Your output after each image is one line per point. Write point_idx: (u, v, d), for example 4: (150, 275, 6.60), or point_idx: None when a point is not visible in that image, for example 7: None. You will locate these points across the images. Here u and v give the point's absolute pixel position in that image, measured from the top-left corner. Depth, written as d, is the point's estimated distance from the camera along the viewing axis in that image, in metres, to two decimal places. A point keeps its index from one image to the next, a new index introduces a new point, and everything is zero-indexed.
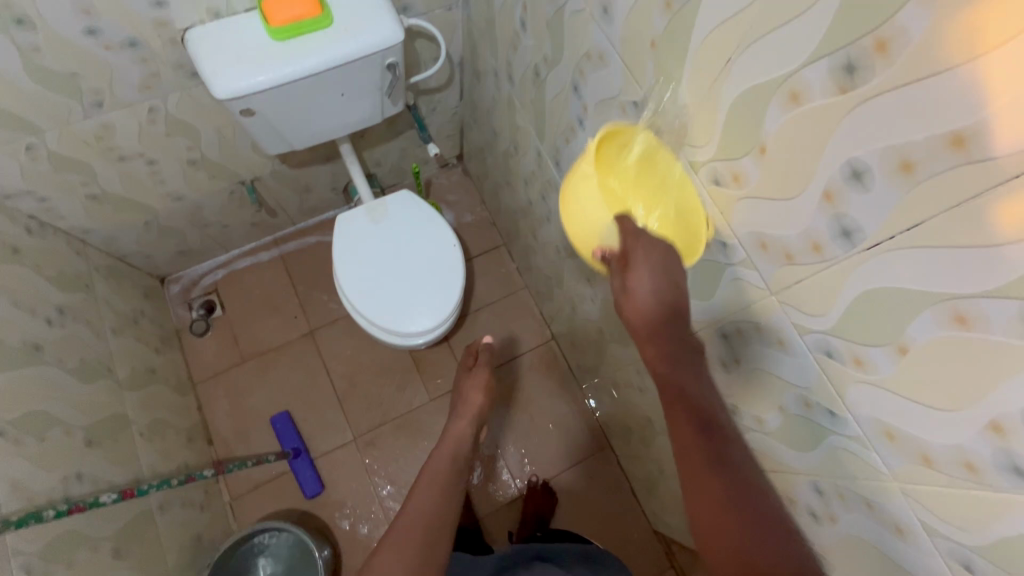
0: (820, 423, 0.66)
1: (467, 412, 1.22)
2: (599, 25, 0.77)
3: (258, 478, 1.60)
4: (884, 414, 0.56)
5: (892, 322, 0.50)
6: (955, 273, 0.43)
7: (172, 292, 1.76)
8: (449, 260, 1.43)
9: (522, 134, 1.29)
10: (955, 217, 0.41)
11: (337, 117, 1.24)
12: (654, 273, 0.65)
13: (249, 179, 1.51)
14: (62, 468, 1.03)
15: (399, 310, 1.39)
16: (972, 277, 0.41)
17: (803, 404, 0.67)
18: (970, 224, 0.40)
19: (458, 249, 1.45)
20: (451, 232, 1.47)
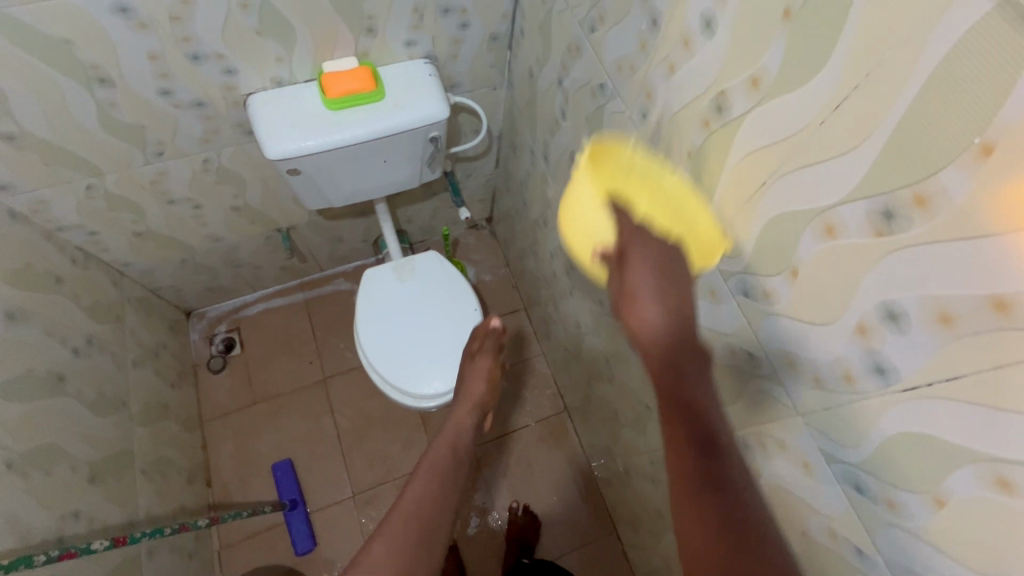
0: (847, 559, 0.62)
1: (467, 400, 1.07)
2: (637, 128, 0.80)
3: (250, 527, 1.56)
4: (919, 565, 0.52)
5: (930, 471, 0.48)
6: (999, 435, 0.41)
7: (196, 326, 1.80)
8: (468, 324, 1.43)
9: (553, 210, 1.32)
10: (998, 378, 0.40)
11: (377, 180, 1.30)
12: (653, 286, 0.56)
13: (285, 228, 1.56)
14: (61, 505, 1.02)
15: (412, 371, 1.39)
16: (1016, 443, 0.40)
17: (829, 535, 0.64)
18: (1015, 389, 0.39)
19: (479, 314, 1.45)
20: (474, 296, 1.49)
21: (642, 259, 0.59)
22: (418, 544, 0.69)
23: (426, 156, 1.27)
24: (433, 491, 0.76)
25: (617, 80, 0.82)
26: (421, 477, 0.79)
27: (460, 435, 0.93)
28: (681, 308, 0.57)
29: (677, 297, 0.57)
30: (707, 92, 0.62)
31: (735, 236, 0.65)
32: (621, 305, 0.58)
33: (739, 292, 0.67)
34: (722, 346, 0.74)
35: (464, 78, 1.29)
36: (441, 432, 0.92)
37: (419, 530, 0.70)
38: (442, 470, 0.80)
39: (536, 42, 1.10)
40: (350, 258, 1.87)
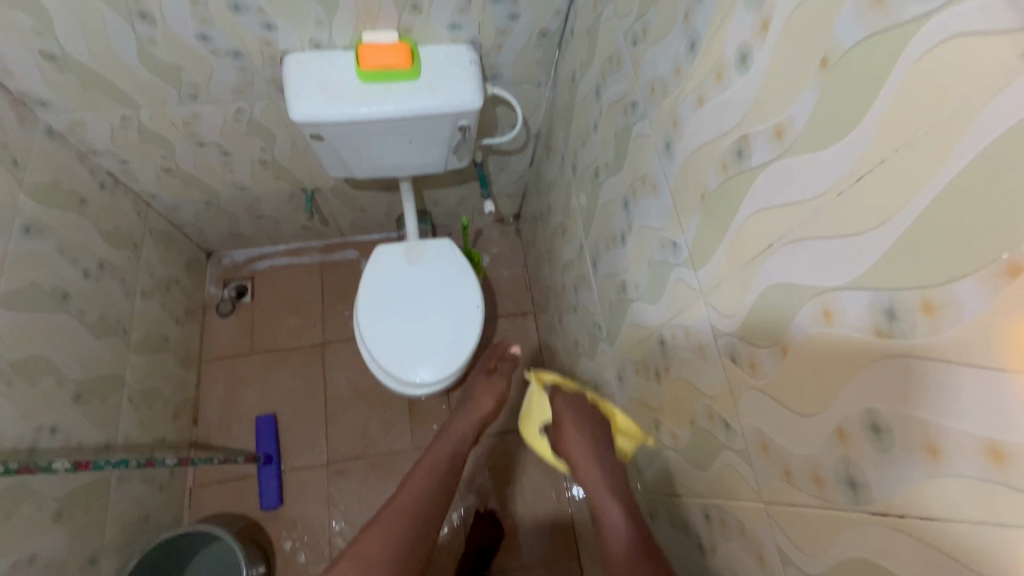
0: None
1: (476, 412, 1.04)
2: (659, 156, 0.74)
3: (224, 472, 1.59)
4: None
5: None
6: None
7: (214, 268, 1.85)
8: (463, 316, 1.41)
9: (573, 222, 1.28)
10: (978, 534, 0.33)
11: (401, 159, 1.28)
12: (580, 435, 0.89)
13: (310, 189, 1.57)
14: (40, 418, 1.06)
15: (401, 357, 1.37)
16: None
17: None
18: (996, 553, 0.33)
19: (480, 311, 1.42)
20: (479, 293, 1.46)
21: (567, 406, 0.94)
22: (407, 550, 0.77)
23: (453, 143, 1.24)
24: (431, 497, 0.84)
25: (649, 101, 0.76)
26: (423, 482, 0.86)
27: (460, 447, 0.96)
28: (596, 439, 0.89)
29: (591, 443, 0.88)
30: (731, 133, 0.56)
31: (733, 294, 0.59)
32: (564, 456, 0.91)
33: (726, 354, 0.61)
34: (702, 407, 0.69)
35: (508, 70, 1.25)
36: (446, 439, 0.97)
37: (410, 531, 0.79)
38: (440, 480, 0.87)
39: (583, 46, 1.05)
40: (372, 229, 1.87)
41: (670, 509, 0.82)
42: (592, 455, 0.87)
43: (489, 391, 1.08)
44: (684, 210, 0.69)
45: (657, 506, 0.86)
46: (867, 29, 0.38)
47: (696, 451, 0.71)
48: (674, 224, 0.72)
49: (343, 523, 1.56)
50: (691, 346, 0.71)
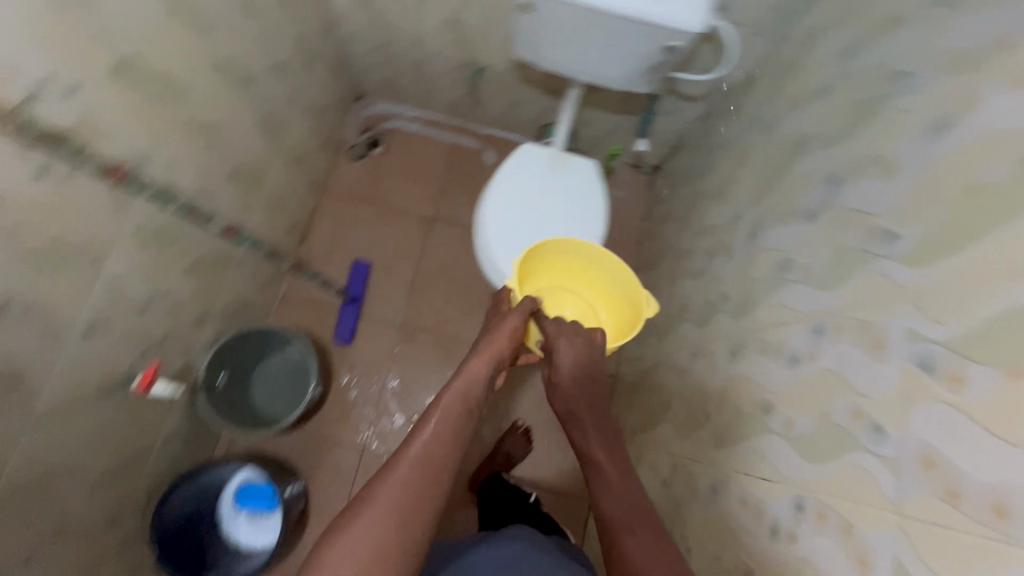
0: None
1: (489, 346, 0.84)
2: (913, 135, 0.67)
3: (312, 295, 1.72)
4: None
5: None
6: None
7: (359, 113, 1.92)
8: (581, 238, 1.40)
9: (733, 188, 1.21)
10: None
11: (589, 62, 1.23)
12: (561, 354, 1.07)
13: (481, 65, 1.56)
14: (206, 179, 1.16)
15: (512, 259, 1.38)
16: None
17: None
18: None
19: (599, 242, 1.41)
20: (604, 224, 1.44)
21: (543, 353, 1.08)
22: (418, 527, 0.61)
23: (649, 64, 1.18)
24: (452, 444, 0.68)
25: (925, 75, 0.68)
26: (433, 428, 0.68)
27: (473, 385, 0.77)
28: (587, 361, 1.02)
29: (590, 379, 0.88)
30: None
31: (959, 302, 0.54)
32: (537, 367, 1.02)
33: (915, 360, 0.57)
34: (845, 402, 0.66)
35: (740, 4, 1.15)
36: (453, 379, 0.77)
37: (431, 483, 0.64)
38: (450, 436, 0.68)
39: (843, 0, 0.94)
40: (514, 128, 1.86)
41: (748, 486, 0.81)
42: (585, 378, 0.87)
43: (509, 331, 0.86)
44: (924, 201, 0.63)
45: (730, 480, 0.86)
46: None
47: (814, 445, 0.69)
48: (901, 212, 0.66)
49: (396, 381, 1.67)
50: (860, 341, 0.66)
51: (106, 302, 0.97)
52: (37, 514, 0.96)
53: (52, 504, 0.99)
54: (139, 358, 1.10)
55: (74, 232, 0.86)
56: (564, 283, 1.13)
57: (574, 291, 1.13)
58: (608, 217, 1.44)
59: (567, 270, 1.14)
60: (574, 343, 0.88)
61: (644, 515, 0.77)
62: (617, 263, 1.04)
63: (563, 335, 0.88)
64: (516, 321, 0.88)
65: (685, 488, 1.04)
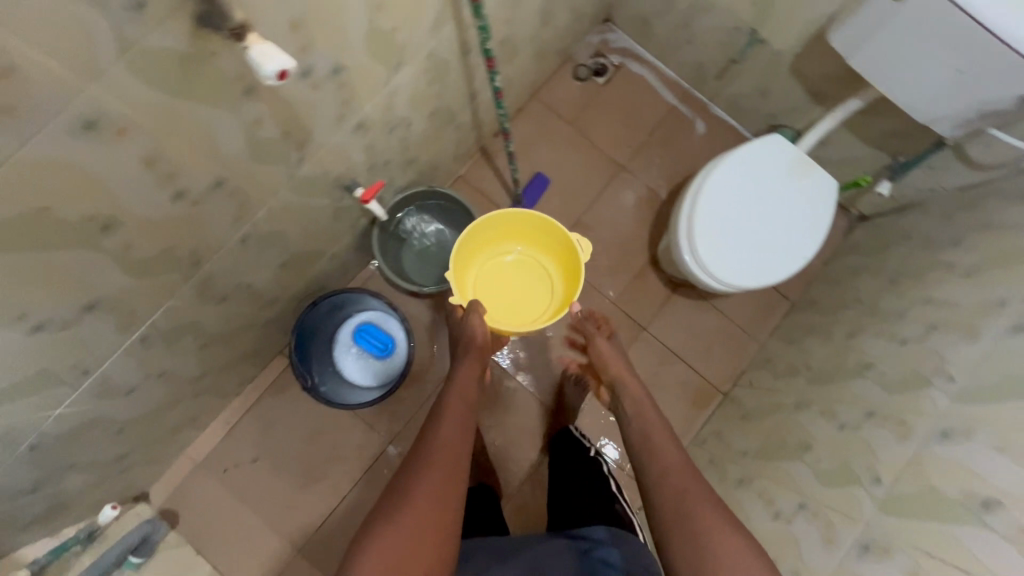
0: None
1: (473, 354, 1.26)
2: None
3: (484, 187, 1.73)
4: None
5: None
6: None
7: (598, 35, 1.85)
8: (795, 254, 1.32)
9: (990, 273, 1.11)
10: None
11: (911, 83, 1.13)
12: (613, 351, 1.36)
13: (761, 38, 1.47)
14: (491, 34, 1.17)
15: (721, 257, 1.31)
16: None
17: None
18: None
19: (802, 263, 1.32)
20: (814, 249, 1.34)
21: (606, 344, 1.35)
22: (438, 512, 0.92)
23: (985, 106, 1.08)
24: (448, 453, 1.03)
25: None
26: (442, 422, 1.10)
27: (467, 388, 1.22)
28: (620, 369, 1.32)
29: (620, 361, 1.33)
30: None
31: None
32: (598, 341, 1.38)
33: None
34: None
35: None
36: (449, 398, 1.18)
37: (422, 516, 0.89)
38: (430, 490, 0.93)
39: None
40: (741, 116, 1.77)
41: None
42: (620, 374, 1.30)
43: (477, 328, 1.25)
44: None
45: (898, 548, 0.85)
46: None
47: None
48: None
49: None
50: None
51: (384, 110, 1.01)
52: (252, 266, 1.04)
53: (261, 264, 1.07)
54: (369, 172, 1.15)
55: (405, 34, 0.89)
56: (492, 249, 1.40)
57: (540, 253, 1.39)
58: (823, 242, 1.33)
59: (479, 257, 1.40)
60: (614, 354, 1.35)
61: (680, 481, 1.00)
62: (541, 219, 1.33)
63: (607, 351, 1.35)
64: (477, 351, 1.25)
65: (809, 531, 1.01)
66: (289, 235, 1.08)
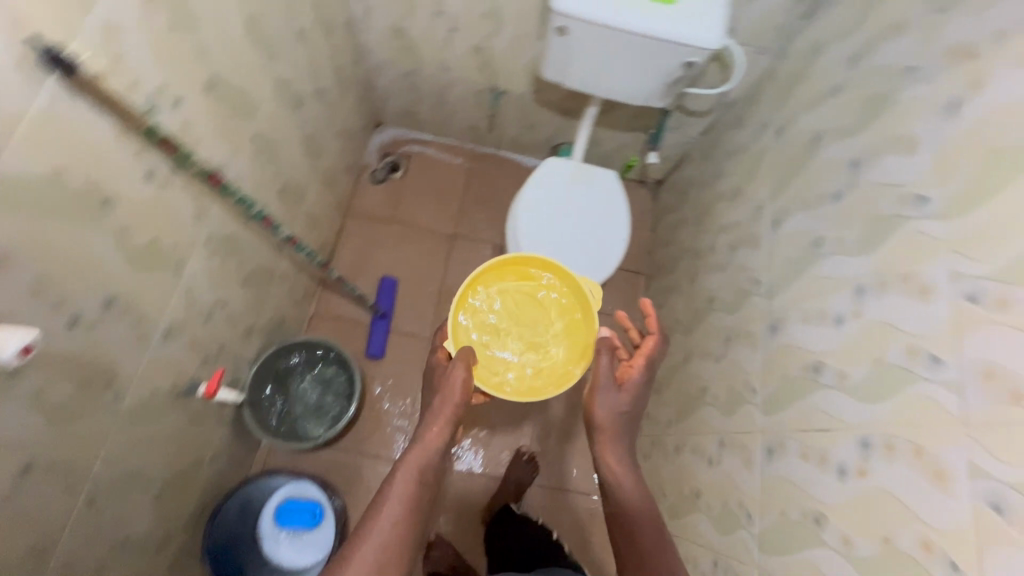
0: (857, 558, 0.74)
1: (434, 416, 0.99)
2: (932, 117, 0.78)
3: (342, 311, 1.77)
4: (949, 540, 0.62)
5: None
6: None
7: (376, 139, 2.03)
8: (629, 229, 1.58)
9: (752, 187, 1.32)
10: None
11: (611, 81, 1.36)
12: (614, 401, 1.02)
13: (499, 90, 1.71)
14: (263, 194, 1.23)
15: (595, 265, 1.51)
16: None
17: (844, 541, 0.77)
18: None
19: (610, 267, 1.52)
20: (618, 253, 1.54)
21: (609, 396, 1.02)
22: (397, 529, 0.88)
23: (670, 78, 1.31)
24: (419, 468, 0.95)
25: (936, 67, 0.80)
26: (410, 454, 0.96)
27: (423, 463, 0.96)
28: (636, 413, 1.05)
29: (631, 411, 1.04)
30: None
31: (994, 241, 0.64)
32: (595, 392, 1.03)
33: (963, 296, 0.66)
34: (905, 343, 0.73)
35: (745, 26, 1.29)
36: (438, 386, 1.01)
37: None
38: (391, 550, 0.85)
39: (845, 17, 1.08)
40: (525, 149, 2.00)
41: (809, 441, 0.89)
42: (628, 417, 1.04)
43: (454, 384, 0.99)
44: (950, 166, 0.73)
45: (786, 439, 0.95)
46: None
47: (875, 386, 0.77)
48: (929, 179, 0.76)
49: None
50: (907, 292, 0.75)
51: (184, 306, 1.01)
52: (119, 521, 0.96)
53: (128, 513, 0.99)
54: (202, 367, 1.12)
55: (169, 237, 0.91)
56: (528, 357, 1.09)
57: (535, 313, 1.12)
58: (625, 243, 1.54)
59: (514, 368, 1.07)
60: (613, 401, 1.02)
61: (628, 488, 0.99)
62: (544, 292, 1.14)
63: (607, 401, 1.02)
64: (454, 391, 0.98)
65: (739, 461, 1.09)
66: (148, 466, 1.02)
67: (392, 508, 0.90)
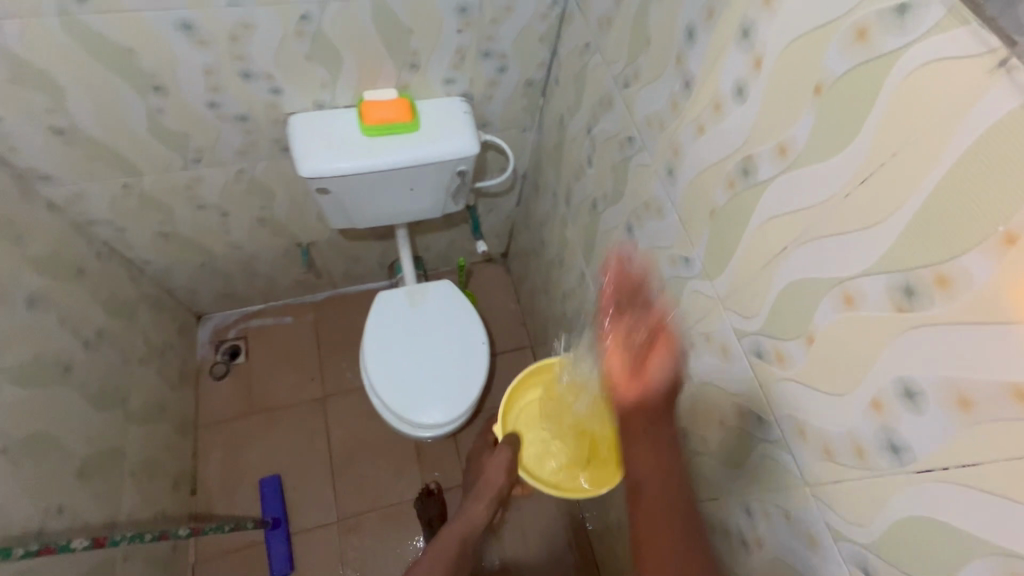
0: None
1: (484, 491, 1.06)
2: (662, 182, 0.82)
3: (230, 541, 1.55)
4: None
5: (926, 553, 0.48)
6: (976, 518, 0.43)
7: (203, 331, 1.84)
8: (484, 330, 1.54)
9: (570, 254, 1.34)
10: (989, 473, 0.41)
11: (400, 207, 1.33)
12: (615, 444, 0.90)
13: (305, 243, 1.62)
14: (47, 498, 1.02)
15: (471, 364, 1.47)
16: (980, 522, 0.42)
17: None
18: (1009, 484, 0.40)
19: (481, 376, 1.46)
20: (484, 358, 1.49)
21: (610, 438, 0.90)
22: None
23: (452, 189, 1.30)
24: (459, 534, 1.02)
25: (646, 136, 0.84)
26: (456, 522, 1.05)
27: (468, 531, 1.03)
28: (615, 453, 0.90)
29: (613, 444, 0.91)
30: (734, 155, 0.64)
31: (751, 295, 0.65)
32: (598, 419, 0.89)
33: (754, 352, 0.67)
34: (733, 406, 0.73)
35: (496, 118, 1.33)
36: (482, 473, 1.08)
37: None
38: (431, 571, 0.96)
39: (570, 92, 1.13)
40: (363, 278, 1.92)
41: (707, 511, 0.85)
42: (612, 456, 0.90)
43: (499, 467, 1.03)
44: (693, 227, 0.75)
45: None
46: (874, 8, 0.43)
47: (728, 450, 0.76)
48: (684, 241, 0.78)
49: None
50: (713, 353, 0.76)
51: None
52: None
53: None
54: None
55: None
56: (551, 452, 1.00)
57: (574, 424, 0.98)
58: (486, 345, 1.50)
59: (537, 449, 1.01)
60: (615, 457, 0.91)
61: None
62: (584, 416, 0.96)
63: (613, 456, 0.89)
64: (499, 476, 1.03)
65: None
66: None
67: (430, 562, 0.95)
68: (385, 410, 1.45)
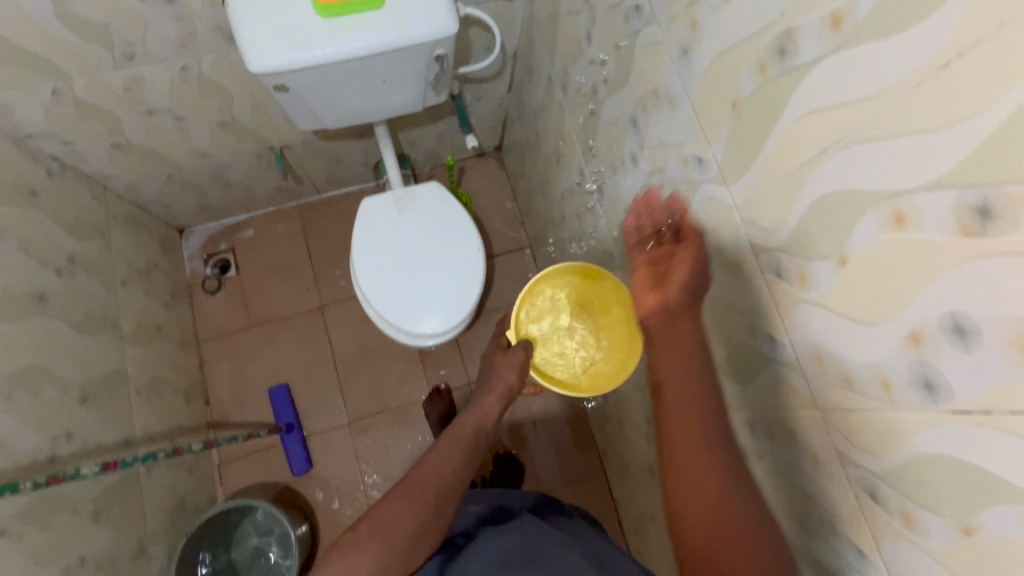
0: None
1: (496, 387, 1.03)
2: (674, 65, 0.68)
3: (249, 446, 1.64)
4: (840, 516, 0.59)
5: (954, 495, 0.44)
6: (1013, 468, 0.38)
7: (187, 245, 1.77)
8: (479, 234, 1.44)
9: (567, 148, 1.20)
10: None
11: (373, 102, 1.17)
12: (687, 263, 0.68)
13: (277, 146, 1.47)
14: (53, 428, 1.03)
15: (454, 280, 1.40)
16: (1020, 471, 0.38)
17: None
18: None
19: (478, 283, 1.41)
20: (481, 264, 1.42)
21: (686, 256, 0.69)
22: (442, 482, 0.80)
23: (431, 77, 1.13)
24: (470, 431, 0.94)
25: (657, 4, 0.68)
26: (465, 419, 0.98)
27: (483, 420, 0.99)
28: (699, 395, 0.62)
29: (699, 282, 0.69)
30: (771, 27, 0.50)
31: (775, 208, 0.56)
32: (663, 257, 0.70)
33: (771, 271, 0.59)
34: (744, 324, 0.67)
35: None
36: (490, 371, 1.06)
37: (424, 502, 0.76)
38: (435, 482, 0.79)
39: None
40: (348, 181, 1.79)
41: None
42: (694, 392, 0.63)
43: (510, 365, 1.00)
44: (710, 122, 0.64)
45: None
46: None
47: (735, 367, 0.72)
48: (697, 138, 0.67)
49: (375, 476, 1.63)
50: (725, 267, 0.68)
51: None
52: None
53: None
54: None
55: None
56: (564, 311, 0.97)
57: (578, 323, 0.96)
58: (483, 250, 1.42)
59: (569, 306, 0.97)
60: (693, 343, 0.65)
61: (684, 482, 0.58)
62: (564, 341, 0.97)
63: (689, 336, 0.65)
64: (507, 373, 1.01)
65: None
66: None
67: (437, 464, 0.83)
68: (383, 322, 1.40)
